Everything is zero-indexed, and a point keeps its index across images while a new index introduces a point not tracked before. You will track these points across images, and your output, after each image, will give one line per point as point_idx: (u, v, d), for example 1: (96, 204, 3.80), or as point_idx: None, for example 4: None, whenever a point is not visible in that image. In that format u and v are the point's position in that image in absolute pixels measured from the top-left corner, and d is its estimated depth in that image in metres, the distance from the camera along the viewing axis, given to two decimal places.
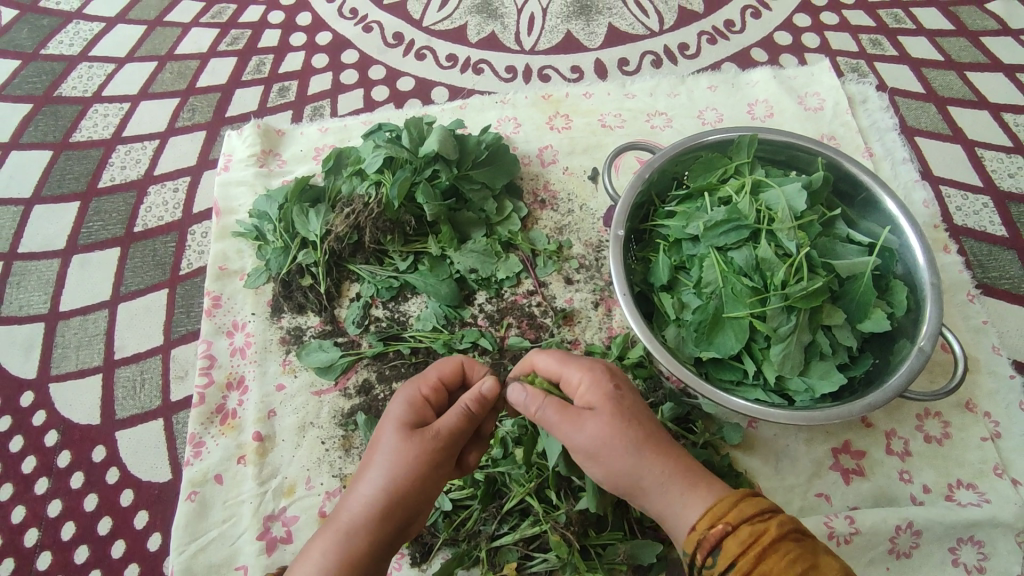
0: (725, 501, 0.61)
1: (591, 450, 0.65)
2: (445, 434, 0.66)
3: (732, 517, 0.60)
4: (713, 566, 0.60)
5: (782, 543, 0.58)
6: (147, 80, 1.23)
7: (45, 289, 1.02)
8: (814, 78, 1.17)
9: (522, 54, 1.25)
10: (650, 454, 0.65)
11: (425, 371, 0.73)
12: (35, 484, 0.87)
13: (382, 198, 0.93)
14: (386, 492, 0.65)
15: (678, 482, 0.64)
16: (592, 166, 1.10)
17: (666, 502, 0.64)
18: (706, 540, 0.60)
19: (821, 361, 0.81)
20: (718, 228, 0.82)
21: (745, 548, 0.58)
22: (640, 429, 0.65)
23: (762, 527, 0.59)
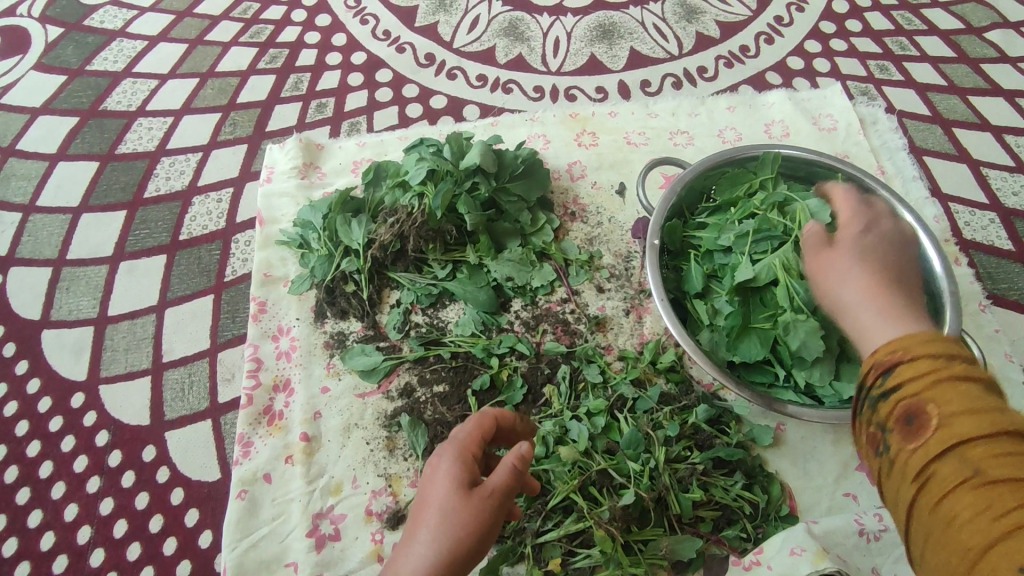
0: (918, 335, 0.57)
1: (845, 288, 0.68)
2: (498, 493, 0.66)
3: (919, 350, 0.55)
4: (881, 389, 0.57)
5: (968, 386, 0.52)
6: (189, 95, 1.28)
7: (93, 294, 1.05)
8: (827, 101, 1.23)
9: (549, 75, 1.31)
10: (884, 300, 0.65)
11: (471, 422, 0.71)
12: (87, 483, 0.90)
13: (425, 208, 0.98)
14: (441, 557, 0.63)
15: (881, 309, 0.64)
16: (619, 181, 1.15)
17: (863, 323, 0.64)
18: (881, 364, 0.57)
19: (849, 364, 0.84)
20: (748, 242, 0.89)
21: (920, 377, 0.54)
22: (875, 274, 0.68)
23: (945, 366, 0.53)
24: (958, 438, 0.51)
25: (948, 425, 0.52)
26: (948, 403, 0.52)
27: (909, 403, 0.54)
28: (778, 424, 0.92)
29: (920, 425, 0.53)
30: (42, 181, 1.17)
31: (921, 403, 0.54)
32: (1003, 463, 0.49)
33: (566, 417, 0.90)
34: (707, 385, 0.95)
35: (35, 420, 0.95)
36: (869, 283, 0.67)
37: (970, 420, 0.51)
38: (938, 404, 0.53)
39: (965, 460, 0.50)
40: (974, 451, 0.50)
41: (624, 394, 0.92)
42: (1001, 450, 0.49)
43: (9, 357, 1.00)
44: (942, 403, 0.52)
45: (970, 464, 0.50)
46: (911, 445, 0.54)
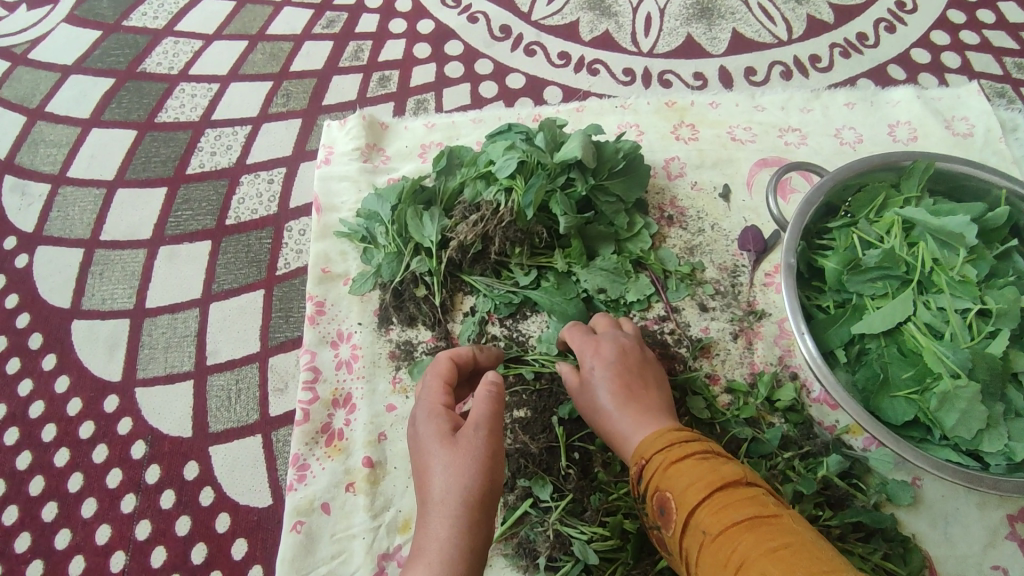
0: (656, 433, 0.66)
1: (599, 389, 0.72)
2: (487, 421, 0.62)
3: (650, 449, 0.64)
4: (641, 491, 0.64)
5: (682, 461, 0.61)
6: (237, 60, 1.14)
7: (130, 282, 0.93)
8: (960, 102, 1.08)
9: (640, 56, 1.16)
10: (627, 409, 0.70)
11: (430, 376, 0.69)
12: (122, 501, 0.80)
13: (514, 206, 0.84)
14: (467, 502, 0.58)
15: (632, 419, 0.69)
16: (724, 182, 1.00)
17: (619, 431, 0.69)
18: (635, 465, 0.65)
19: (1016, 419, 0.70)
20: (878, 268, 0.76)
21: (656, 467, 0.62)
22: (615, 383, 0.72)
23: (666, 451, 0.63)
24: (688, 511, 0.57)
25: (680, 501, 0.58)
26: (676, 484, 0.60)
27: (658, 496, 0.61)
28: (913, 478, 0.79)
29: (668, 513, 0.60)
30: (74, 150, 1.05)
31: (663, 493, 0.61)
32: (724, 515, 0.55)
33: None
34: (830, 428, 0.82)
35: (63, 424, 0.84)
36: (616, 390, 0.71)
37: (694, 486, 0.58)
38: (670, 489, 0.60)
39: (698, 525, 0.56)
40: (698, 514, 0.57)
41: (738, 435, 0.79)
42: (720, 505, 0.56)
43: (36, 350, 0.89)
44: (671, 485, 0.60)
45: (702, 526, 0.56)
46: (669, 531, 0.60)
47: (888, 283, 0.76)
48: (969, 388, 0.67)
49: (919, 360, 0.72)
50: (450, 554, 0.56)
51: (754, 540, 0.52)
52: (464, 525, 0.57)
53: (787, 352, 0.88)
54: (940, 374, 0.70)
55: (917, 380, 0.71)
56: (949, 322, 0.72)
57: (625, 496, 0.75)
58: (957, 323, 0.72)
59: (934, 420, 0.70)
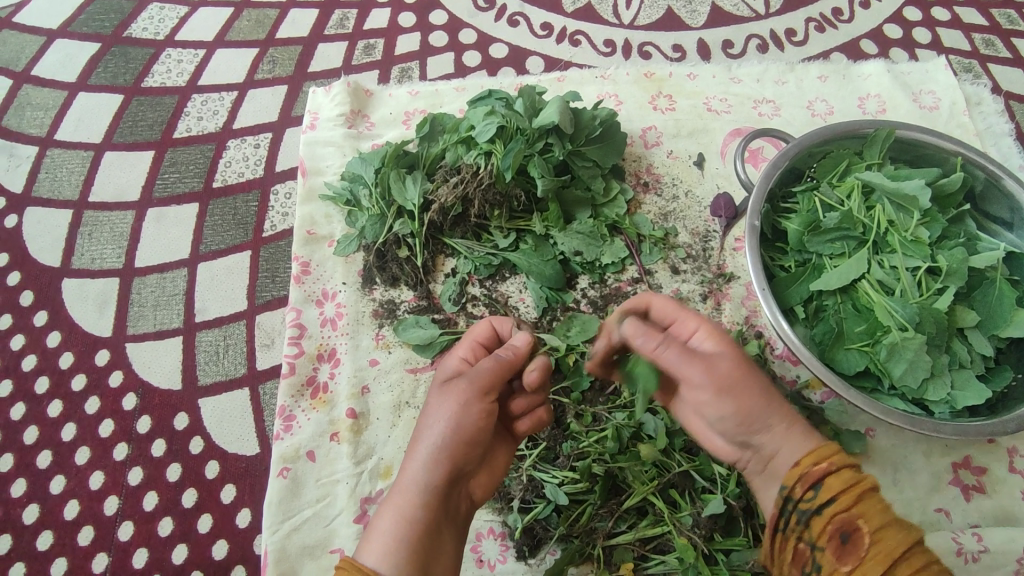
0: (830, 445, 0.58)
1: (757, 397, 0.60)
2: (488, 375, 0.63)
3: (838, 461, 0.56)
4: (811, 504, 0.56)
5: (872, 495, 0.54)
6: (224, 26, 1.15)
7: (118, 242, 0.96)
8: (928, 75, 1.11)
9: (621, 28, 1.18)
10: (782, 410, 0.60)
11: (461, 340, 0.72)
12: (114, 450, 0.83)
13: (493, 169, 0.87)
14: (440, 443, 0.59)
15: (789, 419, 0.60)
16: (698, 151, 1.04)
17: (782, 439, 0.60)
18: (809, 474, 0.56)
19: (959, 370, 0.75)
20: (836, 231, 0.79)
21: (846, 487, 0.55)
22: (719, 373, 0.60)
23: (857, 476, 0.56)
24: (893, 557, 0.51)
25: (881, 541, 0.52)
26: (874, 518, 0.53)
27: (842, 520, 0.54)
28: (865, 429, 0.84)
29: (856, 544, 0.53)
30: (60, 113, 1.06)
31: (852, 519, 0.53)
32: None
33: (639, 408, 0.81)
34: (791, 382, 0.87)
35: (56, 377, 0.87)
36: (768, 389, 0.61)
37: (895, 532, 0.52)
38: (866, 520, 0.53)
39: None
40: (900, 569, 0.51)
41: None
42: (922, 566, 0.51)
43: (27, 307, 0.91)
44: (870, 521, 0.53)
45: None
46: (846, 566, 0.52)
47: (846, 244, 0.80)
48: (915, 340, 0.72)
49: (871, 315, 0.76)
50: (415, 485, 0.58)
51: None
52: (431, 464, 0.59)
53: (753, 312, 0.92)
54: (889, 327, 0.74)
55: (869, 334, 0.76)
56: (900, 280, 0.77)
57: (595, 443, 0.79)
58: (907, 280, 0.76)
59: (883, 370, 0.75)
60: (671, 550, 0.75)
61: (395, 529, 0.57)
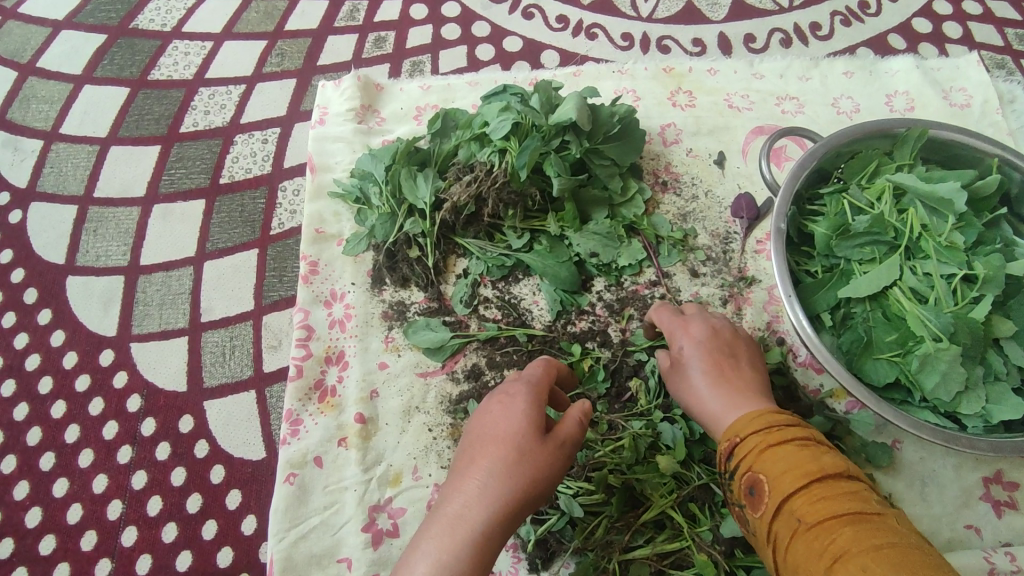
0: (752, 412, 0.65)
1: (696, 377, 0.70)
2: (570, 440, 0.62)
3: (745, 428, 0.64)
4: (729, 470, 0.64)
5: (775, 446, 0.61)
6: (231, 18, 1.13)
7: (124, 239, 0.94)
8: (960, 72, 1.07)
9: (639, 21, 1.14)
10: (727, 392, 0.69)
11: (535, 367, 0.69)
12: (118, 453, 0.81)
13: (508, 167, 0.84)
14: (518, 491, 0.57)
15: (726, 398, 0.68)
16: (719, 149, 1.00)
17: (712, 411, 0.69)
18: (725, 444, 0.65)
19: (994, 383, 0.72)
20: (866, 235, 0.76)
21: (749, 448, 0.62)
22: (720, 368, 0.70)
23: (762, 435, 0.62)
24: (784, 495, 0.57)
25: (775, 485, 0.58)
26: (770, 467, 0.59)
27: (747, 476, 0.61)
28: (892, 442, 0.81)
29: (758, 494, 0.60)
30: (66, 106, 1.04)
31: (754, 474, 0.60)
32: (820, 505, 0.55)
33: (657, 417, 0.78)
34: (814, 391, 0.84)
35: (60, 377, 0.85)
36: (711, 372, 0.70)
37: (793, 473, 0.58)
38: (762, 471, 0.60)
39: (791, 511, 0.56)
40: (792, 501, 0.57)
41: None
42: (816, 495, 0.56)
43: (31, 305, 0.90)
44: (766, 470, 0.59)
45: (796, 514, 0.56)
46: (758, 514, 0.59)
47: (876, 249, 0.76)
48: (949, 351, 0.69)
49: (903, 324, 0.73)
50: (486, 523, 0.55)
51: (854, 536, 0.52)
52: (507, 510, 0.56)
53: (775, 318, 0.89)
54: (922, 337, 0.71)
55: (901, 343, 0.72)
56: (933, 287, 0.74)
57: (611, 453, 0.76)
58: (942, 288, 0.73)
59: (914, 382, 0.72)
60: (689, 565, 0.73)
61: (450, 562, 0.53)
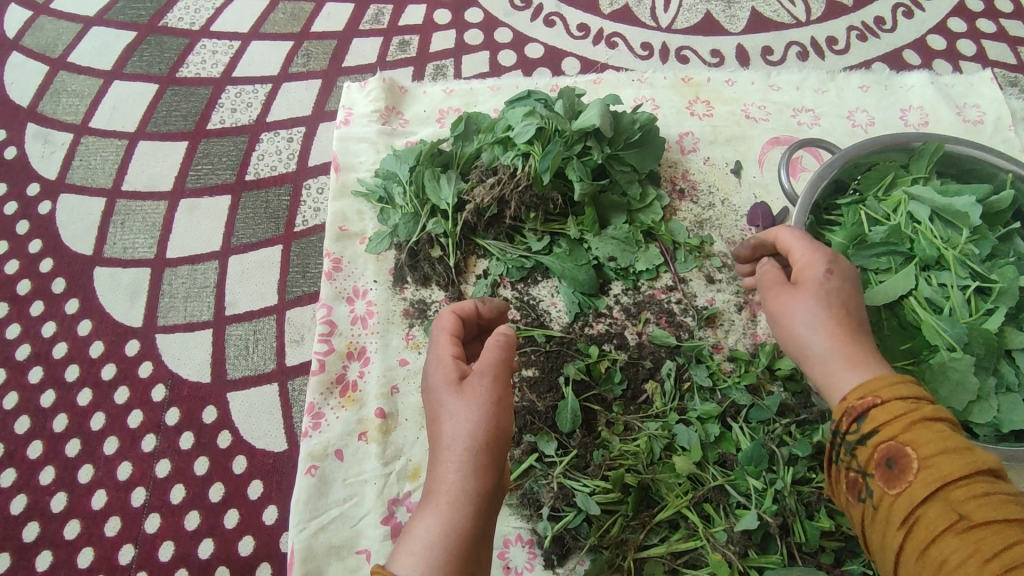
0: (884, 376, 0.56)
1: (814, 334, 0.61)
2: (493, 368, 0.63)
3: (888, 393, 0.55)
4: (856, 435, 0.56)
5: (931, 424, 0.53)
6: (259, 18, 1.15)
7: (150, 232, 0.96)
8: (973, 89, 1.09)
9: (659, 31, 1.16)
10: (843, 348, 0.59)
11: (445, 323, 0.69)
12: (142, 441, 0.83)
13: (531, 171, 0.86)
14: (475, 445, 0.59)
15: (842, 356, 0.59)
16: (735, 159, 1.02)
17: (830, 370, 0.59)
18: (853, 409, 0.56)
19: (1007, 394, 0.73)
20: (880, 246, 0.77)
21: (892, 421, 0.54)
22: (842, 322, 0.60)
23: (912, 408, 0.54)
24: (940, 482, 0.50)
25: (928, 468, 0.51)
26: (925, 447, 0.52)
27: (887, 447, 0.54)
28: None
29: (901, 471, 0.53)
30: (96, 100, 1.06)
31: (899, 447, 0.53)
32: (988, 505, 0.48)
33: (673, 419, 0.80)
34: None
35: (86, 365, 0.87)
36: (832, 330, 0.60)
37: (950, 461, 0.51)
38: (913, 447, 0.52)
39: (950, 504, 0.49)
40: (951, 492, 0.50)
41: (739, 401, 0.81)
42: (983, 492, 0.49)
43: (58, 294, 0.91)
44: (920, 447, 0.52)
45: (955, 507, 0.49)
46: (893, 490, 0.53)
47: (893, 258, 0.78)
48: (963, 360, 0.70)
49: (917, 334, 0.75)
50: (461, 492, 0.58)
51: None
52: (474, 465, 0.58)
53: None
54: (937, 346, 0.72)
55: (914, 352, 0.74)
56: (949, 298, 0.75)
57: (627, 453, 0.78)
58: (957, 299, 0.74)
59: (927, 391, 0.73)
60: (703, 565, 0.74)
61: (440, 538, 0.56)
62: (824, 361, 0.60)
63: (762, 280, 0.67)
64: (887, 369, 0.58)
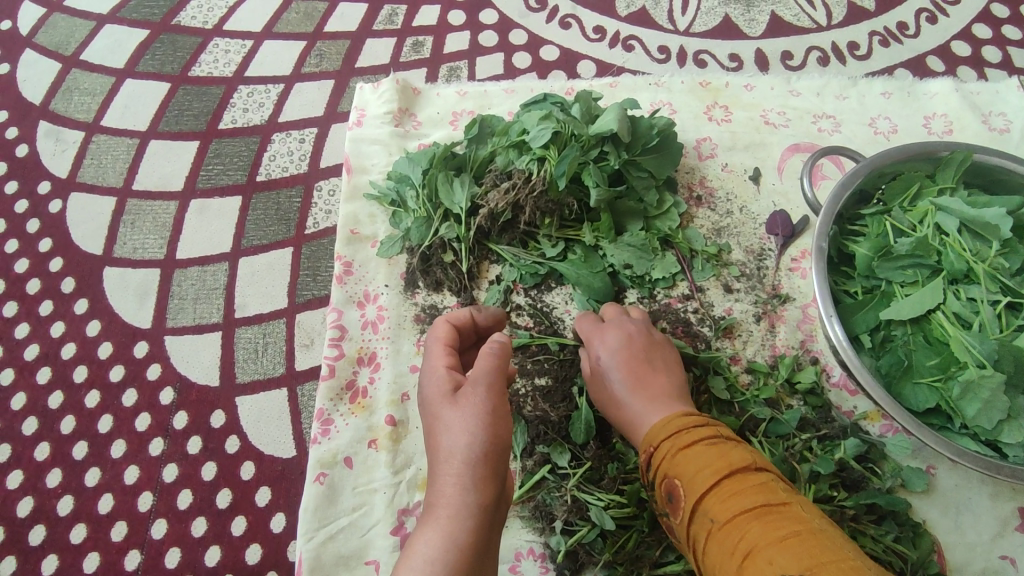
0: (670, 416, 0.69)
1: (615, 394, 0.74)
2: (488, 376, 0.61)
3: (661, 433, 0.68)
4: (651, 479, 0.67)
5: (690, 447, 0.65)
6: (272, 18, 1.14)
7: (161, 232, 0.95)
8: (999, 97, 1.06)
9: (677, 34, 1.14)
10: (644, 407, 0.72)
11: (440, 331, 0.68)
12: (150, 445, 0.82)
13: (546, 176, 0.84)
14: (473, 457, 0.57)
15: (644, 415, 0.72)
16: (754, 165, 1.00)
17: (636, 427, 0.72)
18: (648, 457, 0.69)
19: None
20: (906, 258, 0.75)
21: (666, 457, 0.66)
22: (635, 384, 0.74)
23: (675, 439, 0.66)
24: (698, 497, 0.60)
25: (691, 489, 0.61)
26: (685, 472, 0.63)
27: (668, 484, 0.64)
28: (926, 466, 0.80)
29: (677, 499, 0.63)
30: (107, 99, 1.05)
31: (672, 480, 0.64)
32: (730, 502, 0.58)
33: None
34: (848, 413, 0.83)
35: (94, 367, 0.86)
36: (628, 389, 0.73)
37: (702, 477, 0.61)
38: (679, 477, 0.63)
39: (708, 513, 0.59)
40: (707, 501, 0.60)
41: (757, 415, 0.80)
42: (728, 492, 0.59)
43: (68, 294, 0.90)
44: (681, 474, 0.63)
45: (710, 514, 0.59)
46: (678, 518, 0.63)
47: (920, 272, 0.75)
48: (993, 378, 0.68)
49: (945, 349, 0.72)
50: (461, 505, 0.56)
51: (761, 526, 0.55)
52: (474, 478, 0.57)
53: (809, 337, 0.88)
54: (965, 363, 0.70)
55: (942, 368, 0.71)
56: (979, 313, 0.72)
57: (643, 467, 0.75)
58: (987, 314, 0.72)
59: (955, 408, 0.71)
60: None
61: (441, 554, 0.54)
62: (634, 422, 0.73)
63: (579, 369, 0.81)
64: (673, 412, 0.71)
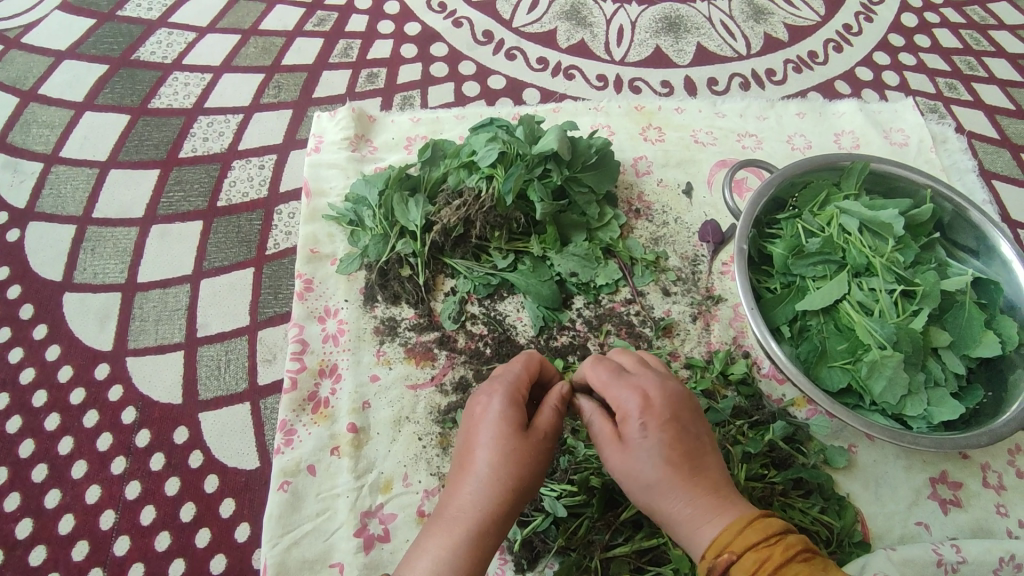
0: (732, 526, 0.57)
1: (656, 475, 0.61)
2: (550, 433, 0.65)
3: (739, 542, 0.56)
4: None
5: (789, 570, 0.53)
6: (231, 52, 1.19)
7: (122, 257, 0.97)
8: (897, 115, 1.19)
9: (612, 63, 1.25)
10: (694, 495, 0.60)
11: (513, 364, 0.70)
12: (112, 464, 0.83)
13: (494, 193, 0.90)
14: (506, 490, 0.61)
15: (697, 511, 0.60)
16: (686, 180, 1.09)
17: (686, 526, 0.60)
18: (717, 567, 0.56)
19: (935, 388, 0.80)
20: (814, 256, 0.84)
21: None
22: (680, 463, 0.61)
23: (765, 556, 0.54)
24: None
25: None
26: None
27: None
28: (848, 445, 0.88)
29: None
30: (66, 131, 1.08)
31: None
32: None
33: None
34: (778, 401, 0.91)
35: (54, 390, 0.87)
36: (677, 470, 0.61)
37: None
38: None
39: None
40: None
41: None
42: None
43: (26, 320, 0.92)
44: None
45: None
46: None
47: (827, 267, 0.85)
48: (893, 357, 0.76)
49: (853, 334, 0.81)
50: (478, 523, 0.60)
51: None
52: (500, 508, 0.61)
53: (741, 333, 0.96)
54: (870, 345, 0.79)
55: (851, 352, 0.80)
56: (878, 301, 0.82)
57: (592, 458, 0.81)
58: (886, 302, 0.81)
59: (864, 387, 0.79)
60: (667, 562, 0.77)
61: (446, 556, 0.58)
62: (676, 512, 0.60)
63: (600, 428, 0.66)
64: (726, 511, 0.59)
